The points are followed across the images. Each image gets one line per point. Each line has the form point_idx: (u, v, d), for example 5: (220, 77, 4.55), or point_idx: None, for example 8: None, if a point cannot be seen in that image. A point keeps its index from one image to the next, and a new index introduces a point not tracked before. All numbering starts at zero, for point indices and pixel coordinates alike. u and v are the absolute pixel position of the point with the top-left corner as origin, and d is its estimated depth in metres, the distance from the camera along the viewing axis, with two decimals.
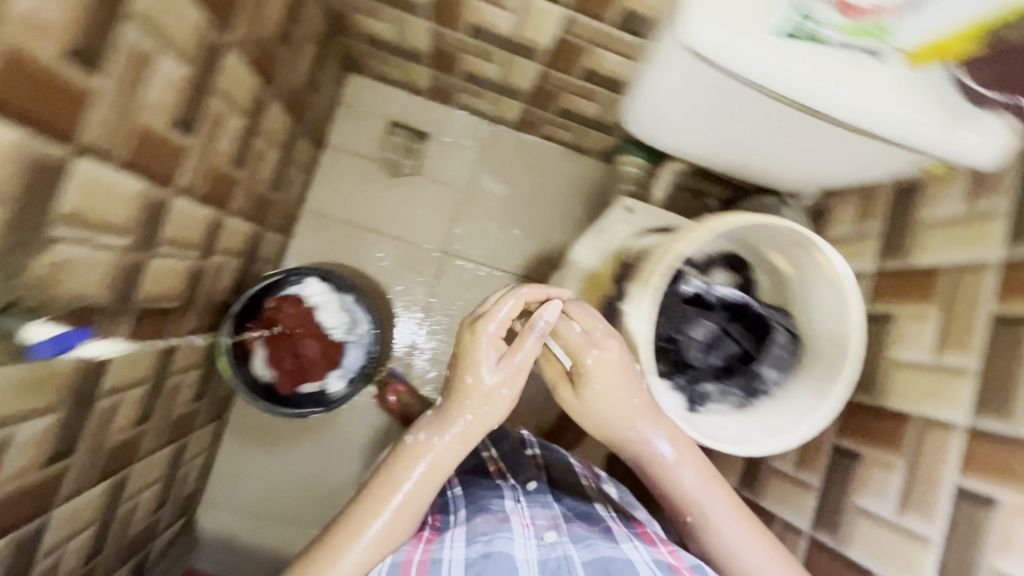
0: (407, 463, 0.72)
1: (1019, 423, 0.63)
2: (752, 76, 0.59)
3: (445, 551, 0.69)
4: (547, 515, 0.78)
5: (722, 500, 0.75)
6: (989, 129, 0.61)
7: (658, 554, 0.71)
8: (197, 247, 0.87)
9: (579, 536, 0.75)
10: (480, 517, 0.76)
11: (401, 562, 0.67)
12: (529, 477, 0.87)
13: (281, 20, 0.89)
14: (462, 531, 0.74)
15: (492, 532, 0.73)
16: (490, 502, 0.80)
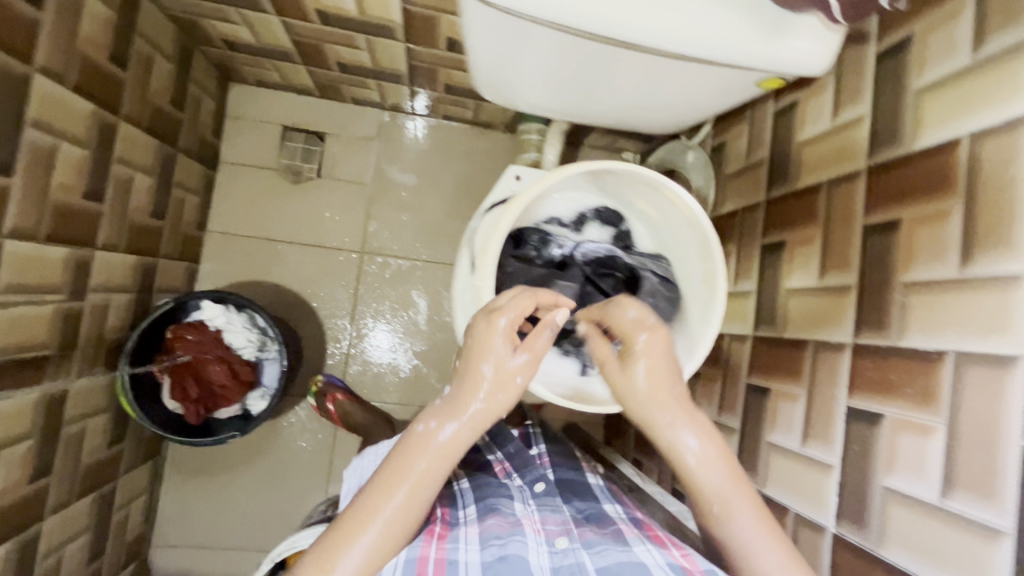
0: (410, 457, 0.61)
1: (892, 334, 0.61)
2: (551, 17, 0.55)
3: (461, 552, 0.60)
4: (558, 519, 0.68)
5: (755, 506, 0.59)
6: (811, 34, 0.57)
7: (672, 557, 0.60)
8: (59, 289, 0.83)
9: (595, 539, 0.64)
10: (491, 519, 0.66)
11: (416, 559, 0.58)
12: (536, 475, 0.76)
13: (108, 38, 0.85)
14: (478, 531, 0.64)
15: (506, 535, 0.63)
16: (500, 501, 0.70)
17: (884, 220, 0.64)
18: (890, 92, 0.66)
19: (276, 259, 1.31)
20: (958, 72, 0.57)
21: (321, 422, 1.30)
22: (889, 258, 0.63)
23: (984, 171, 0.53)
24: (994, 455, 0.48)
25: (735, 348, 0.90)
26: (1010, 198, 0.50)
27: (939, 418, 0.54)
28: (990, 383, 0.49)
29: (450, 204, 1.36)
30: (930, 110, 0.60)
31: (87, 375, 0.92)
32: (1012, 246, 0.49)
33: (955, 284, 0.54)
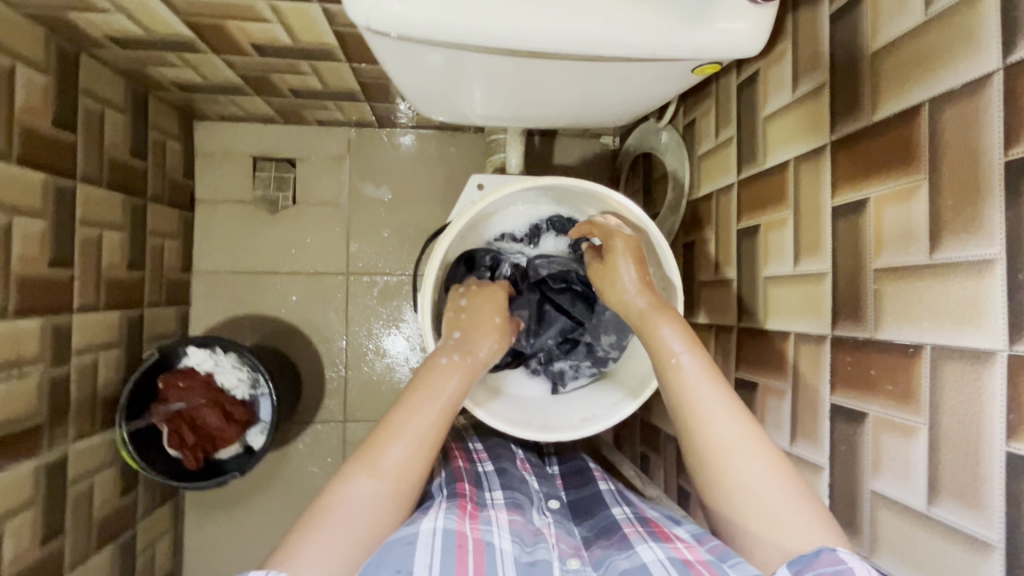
0: (420, 399, 0.62)
1: (870, 326, 0.55)
2: (452, 39, 0.51)
3: (495, 536, 0.58)
4: (571, 541, 0.66)
5: (747, 420, 0.59)
6: (736, 12, 0.52)
7: (674, 551, 0.56)
8: (37, 360, 0.84)
9: (604, 554, 0.61)
10: (518, 517, 0.65)
11: (455, 531, 0.56)
12: (551, 494, 0.77)
13: (49, 104, 0.85)
14: (508, 522, 0.62)
15: (532, 542, 0.61)
16: (525, 501, 0.70)
17: (853, 199, 0.58)
18: (846, 57, 0.59)
19: (264, 290, 1.30)
20: (915, 31, 0.51)
21: (328, 446, 1.31)
22: (860, 241, 0.57)
23: (947, 142, 0.47)
24: (979, 461, 0.44)
25: (721, 340, 0.85)
26: (977, 172, 0.45)
27: (921, 419, 0.49)
28: (970, 381, 0.45)
29: (428, 214, 1.33)
30: (889, 76, 0.54)
31: (85, 435, 0.95)
32: (980, 227, 0.44)
33: (926, 270, 0.49)
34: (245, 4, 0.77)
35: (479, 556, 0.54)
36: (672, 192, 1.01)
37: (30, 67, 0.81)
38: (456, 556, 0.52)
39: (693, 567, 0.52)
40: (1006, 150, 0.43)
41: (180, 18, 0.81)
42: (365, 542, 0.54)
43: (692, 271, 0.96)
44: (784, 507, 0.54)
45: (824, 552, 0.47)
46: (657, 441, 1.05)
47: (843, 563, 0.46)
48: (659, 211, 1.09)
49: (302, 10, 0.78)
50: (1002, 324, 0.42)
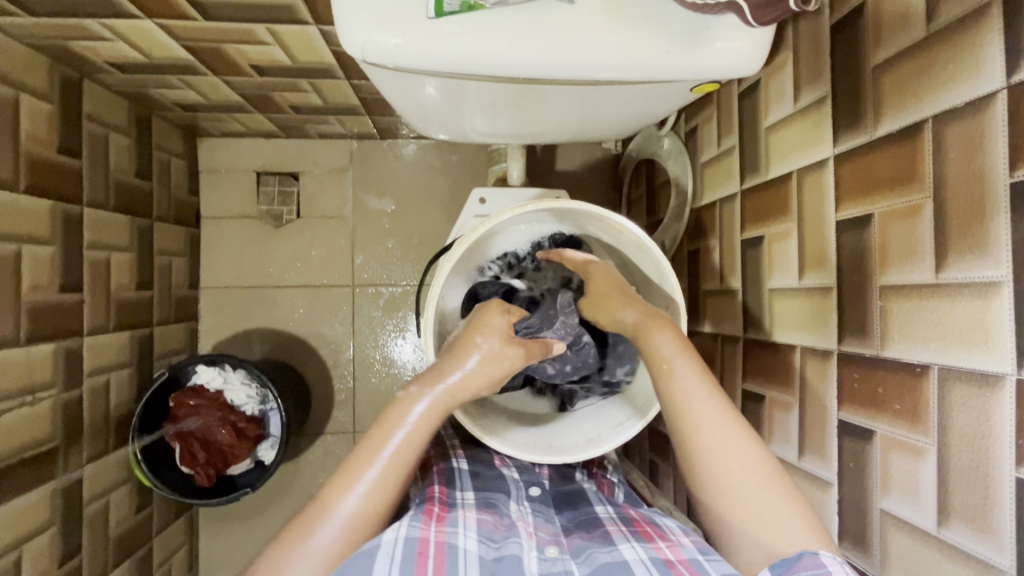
0: (383, 434, 0.61)
1: (878, 344, 0.55)
2: (446, 68, 0.51)
3: (460, 537, 0.59)
4: (550, 529, 0.66)
5: (736, 422, 0.59)
6: (733, 32, 0.51)
7: (655, 552, 0.58)
8: (51, 384, 0.86)
9: (584, 546, 0.63)
10: (488, 514, 0.65)
11: (416, 539, 0.56)
12: (532, 478, 0.76)
13: (55, 131, 0.86)
14: (475, 521, 0.63)
15: (502, 537, 0.61)
16: (498, 498, 0.69)
17: (856, 213, 0.58)
18: (848, 69, 0.59)
19: (271, 303, 1.31)
20: (917, 46, 0.50)
21: (338, 456, 1.32)
22: (865, 257, 0.56)
23: (951, 160, 0.47)
24: (988, 485, 0.44)
25: (727, 350, 0.84)
26: (981, 193, 0.44)
27: (929, 439, 0.49)
28: (977, 404, 0.44)
29: (431, 224, 1.33)
30: (892, 90, 0.53)
31: (100, 455, 0.96)
32: (986, 249, 0.44)
33: (932, 289, 0.48)
34: (244, 28, 0.77)
35: (441, 559, 0.55)
36: (676, 199, 1.00)
37: (34, 97, 0.82)
38: (416, 564, 0.53)
39: (674, 568, 0.54)
40: (1011, 171, 0.42)
41: (181, 44, 0.82)
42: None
43: (697, 279, 0.95)
44: (767, 509, 0.54)
45: (805, 557, 0.48)
46: (666, 449, 1.04)
47: (823, 567, 0.47)
48: (663, 217, 1.08)
49: (300, 32, 0.78)
50: (1010, 347, 0.42)
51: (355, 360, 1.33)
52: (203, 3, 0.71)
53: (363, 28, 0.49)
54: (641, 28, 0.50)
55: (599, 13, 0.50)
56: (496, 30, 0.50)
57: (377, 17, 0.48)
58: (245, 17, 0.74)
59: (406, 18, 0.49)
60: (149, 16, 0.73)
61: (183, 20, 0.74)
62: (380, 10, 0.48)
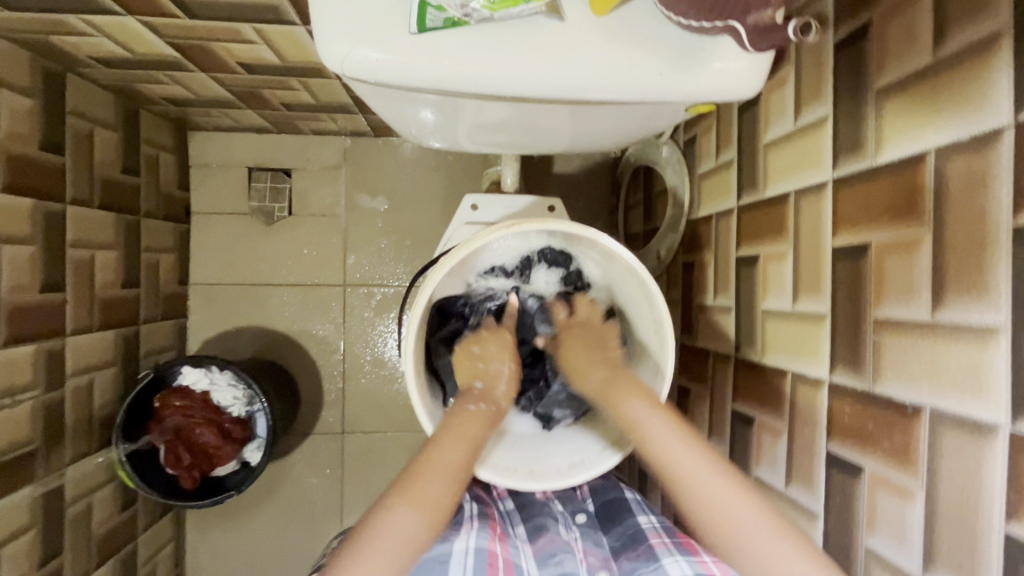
0: (449, 440, 0.63)
1: (869, 378, 0.53)
2: (431, 83, 0.49)
3: (521, 560, 0.63)
4: (599, 552, 0.67)
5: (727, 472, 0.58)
6: (730, 55, 0.50)
7: (701, 567, 0.57)
8: (32, 385, 0.84)
9: (633, 566, 0.62)
10: (543, 537, 0.67)
11: (486, 550, 0.61)
12: (576, 507, 0.75)
13: (37, 127, 0.84)
14: (536, 550, 0.66)
15: (560, 554, 0.64)
16: (548, 522, 0.70)
17: (854, 242, 0.56)
18: (850, 92, 0.56)
19: (261, 301, 1.29)
20: (920, 74, 0.48)
21: (327, 457, 1.31)
22: (860, 288, 0.55)
23: (953, 196, 0.45)
24: (977, 535, 0.42)
25: (719, 367, 0.83)
26: (984, 234, 0.42)
27: (918, 481, 0.47)
28: (969, 453, 0.43)
29: (425, 224, 1.31)
30: (893, 117, 0.51)
31: (83, 456, 0.95)
32: (986, 293, 0.42)
33: (928, 329, 0.47)
34: (230, 27, 0.74)
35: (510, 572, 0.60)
36: (672, 209, 0.98)
37: (14, 92, 0.80)
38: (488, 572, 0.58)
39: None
40: (1015, 214, 0.40)
41: (165, 41, 0.79)
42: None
43: (691, 293, 0.93)
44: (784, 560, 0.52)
45: None
46: None
47: None
48: (659, 226, 1.06)
49: (288, 32, 0.75)
50: (1005, 397, 0.40)
51: (345, 361, 1.31)
52: (186, 2, 0.68)
53: (343, 42, 0.47)
54: (632, 49, 0.49)
55: (588, 33, 0.48)
56: (481, 47, 0.48)
57: (359, 33, 0.47)
58: (230, 16, 0.71)
59: (390, 34, 0.47)
60: (131, 12, 0.71)
61: (167, 18, 0.72)
62: (363, 25, 0.47)
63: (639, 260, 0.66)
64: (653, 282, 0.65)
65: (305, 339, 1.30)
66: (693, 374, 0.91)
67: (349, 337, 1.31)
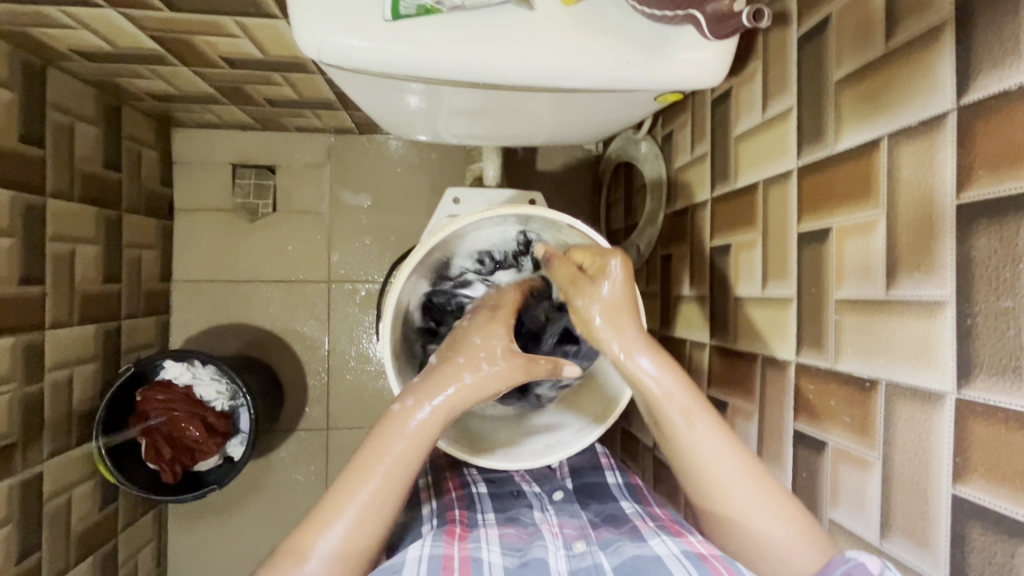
0: (373, 454, 0.58)
1: (831, 355, 0.55)
2: (406, 70, 0.51)
3: (484, 551, 0.58)
4: (576, 523, 0.66)
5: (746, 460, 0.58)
6: (693, 45, 0.53)
7: (688, 545, 0.56)
8: (11, 376, 0.84)
9: (612, 539, 0.61)
10: (511, 528, 0.65)
11: (440, 557, 0.56)
12: (554, 486, 0.75)
13: (15, 119, 0.84)
14: (498, 536, 0.62)
15: (526, 545, 0.61)
16: (520, 512, 0.69)
17: (816, 227, 0.58)
18: (812, 82, 0.59)
19: (244, 298, 1.29)
20: (874, 65, 0.51)
21: (311, 454, 1.31)
22: (822, 272, 0.57)
23: (904, 178, 0.47)
24: (926, 500, 0.44)
25: (695, 357, 0.84)
26: (929, 215, 0.45)
27: (876, 452, 0.50)
28: (920, 421, 0.45)
29: (410, 222, 1.32)
30: (851, 105, 0.53)
31: (62, 451, 0.95)
32: (933, 270, 0.44)
33: (883, 305, 0.49)
34: (210, 19, 0.75)
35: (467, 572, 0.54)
36: (650, 204, 1.00)
37: None
38: None
39: (707, 561, 0.52)
40: (958, 193, 0.42)
41: (147, 35, 0.80)
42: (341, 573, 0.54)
43: (669, 284, 0.95)
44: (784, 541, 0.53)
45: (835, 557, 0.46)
46: (636, 451, 1.03)
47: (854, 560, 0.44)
48: (639, 221, 1.08)
49: (270, 25, 0.76)
50: (951, 366, 0.43)
51: (328, 357, 1.31)
52: None
53: (319, 30, 0.49)
54: (598, 38, 0.51)
55: (560, 22, 0.51)
56: (453, 37, 0.50)
57: (336, 20, 0.49)
58: (211, 9, 0.72)
59: (366, 22, 0.49)
60: (113, 5, 0.72)
61: (147, 10, 0.73)
62: (340, 14, 0.49)
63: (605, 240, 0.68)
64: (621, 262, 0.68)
65: (289, 335, 1.30)
66: None
67: (333, 333, 1.31)
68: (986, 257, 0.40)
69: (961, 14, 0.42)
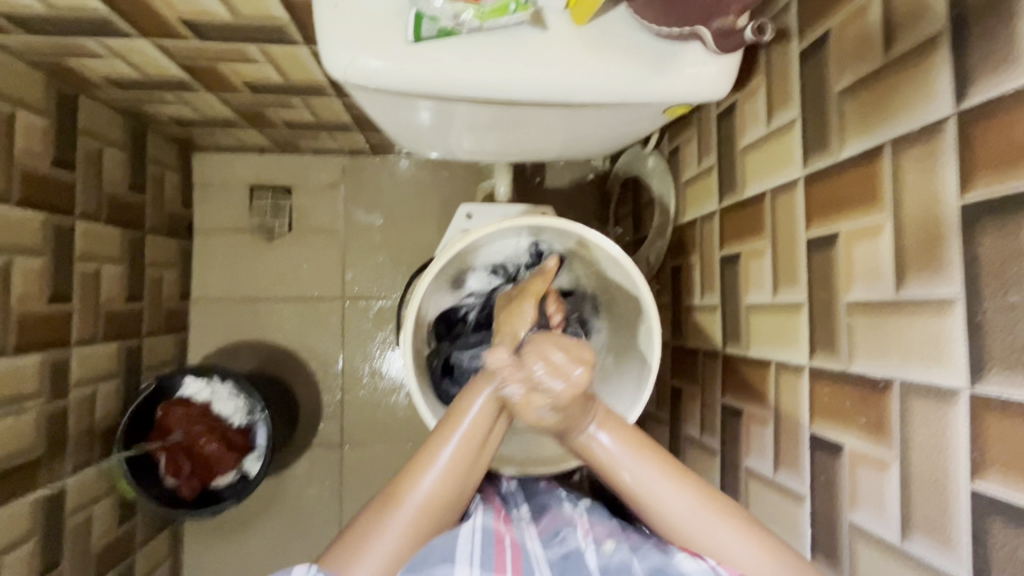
0: (453, 422, 0.60)
1: (843, 357, 0.56)
2: (428, 90, 0.54)
3: (526, 540, 0.62)
4: (607, 523, 0.64)
5: (729, 517, 0.55)
6: (699, 61, 0.55)
7: (709, 551, 0.55)
8: (38, 392, 0.87)
9: (642, 538, 0.60)
10: (547, 519, 0.67)
11: (492, 530, 0.59)
12: (582, 492, 0.74)
13: (48, 145, 0.88)
14: (538, 530, 0.65)
15: (563, 531, 0.64)
16: (552, 501, 0.71)
17: (824, 232, 0.59)
18: (815, 94, 0.61)
19: (260, 315, 1.31)
20: (875, 75, 0.53)
21: (325, 470, 1.31)
22: (832, 275, 0.58)
23: (908, 181, 0.49)
24: (946, 497, 0.45)
25: (708, 365, 0.84)
26: (935, 219, 0.46)
27: (892, 452, 0.50)
28: (935, 418, 0.46)
29: (422, 240, 1.34)
30: (853, 115, 0.55)
31: (84, 467, 0.96)
32: (941, 269, 0.45)
33: (894, 306, 0.50)
34: (235, 48, 0.79)
35: (516, 554, 0.58)
36: (659, 217, 1.01)
37: (29, 112, 0.84)
38: (493, 555, 0.56)
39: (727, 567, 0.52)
40: (961, 195, 0.44)
41: (175, 63, 0.84)
42: (430, 522, 0.57)
43: (680, 295, 0.96)
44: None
45: None
46: None
47: None
48: (647, 234, 1.09)
49: (292, 51, 0.80)
50: (963, 363, 0.43)
51: (341, 373, 1.32)
52: (196, 23, 0.73)
53: (345, 53, 0.52)
54: (606, 56, 0.54)
55: (571, 41, 0.54)
56: (469, 58, 0.53)
57: (360, 43, 0.52)
58: (237, 38, 0.76)
59: (389, 44, 0.52)
60: (146, 36, 0.76)
61: (178, 40, 0.77)
62: (366, 39, 0.52)
63: (617, 247, 0.70)
64: (634, 267, 0.70)
65: (303, 352, 1.32)
66: (684, 375, 0.92)
67: (345, 349, 1.32)
68: (992, 255, 0.41)
69: (957, 24, 0.44)
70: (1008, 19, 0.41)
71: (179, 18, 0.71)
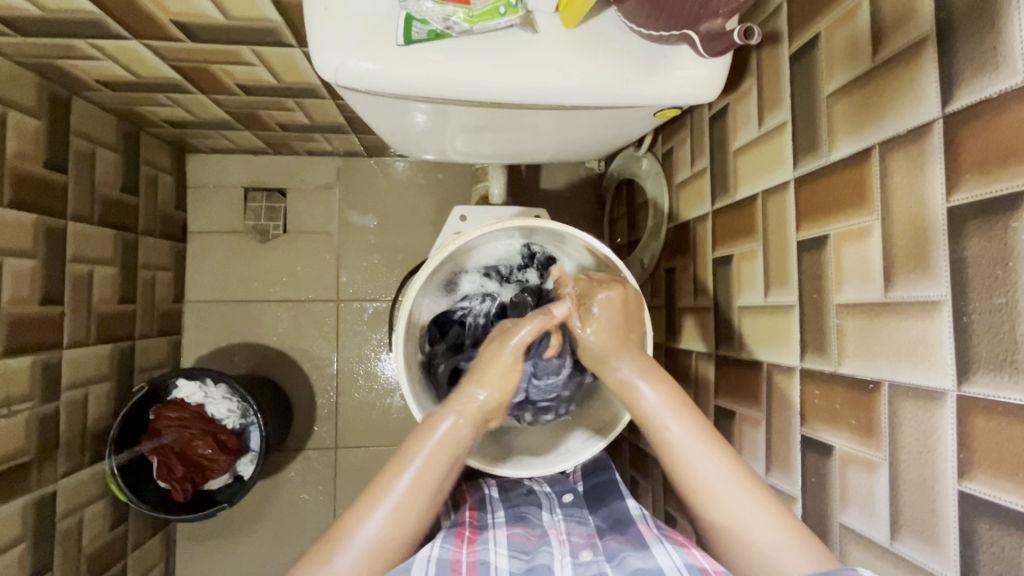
0: (398, 469, 0.59)
1: (834, 359, 0.56)
2: (418, 92, 0.54)
3: (491, 555, 0.60)
4: (583, 531, 0.67)
5: (757, 493, 0.56)
6: (688, 64, 0.56)
7: (691, 558, 0.56)
8: (30, 394, 0.86)
9: (618, 547, 0.63)
10: (520, 528, 0.66)
11: (449, 559, 0.57)
12: (565, 487, 0.76)
13: (40, 146, 0.88)
14: (507, 536, 0.64)
15: (533, 549, 0.63)
16: (529, 511, 0.70)
17: (815, 234, 0.59)
18: (805, 96, 0.61)
19: (254, 318, 1.31)
20: (864, 78, 0.53)
21: (319, 473, 1.30)
22: (823, 277, 0.58)
23: (897, 184, 0.49)
24: (933, 498, 0.45)
25: (701, 367, 0.84)
26: (922, 221, 0.46)
27: (881, 453, 0.50)
28: (923, 419, 0.46)
29: (416, 241, 1.34)
30: (843, 118, 0.56)
31: (75, 470, 0.95)
32: (928, 269, 0.46)
33: (882, 308, 0.50)
34: (228, 49, 0.79)
35: None
36: (653, 219, 1.01)
37: (22, 113, 0.84)
38: None
39: None
40: (948, 197, 0.44)
41: (168, 64, 0.84)
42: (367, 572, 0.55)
43: (673, 297, 0.96)
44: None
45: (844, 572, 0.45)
46: (645, 466, 1.02)
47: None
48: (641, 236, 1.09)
49: (285, 53, 0.80)
50: (950, 364, 0.44)
51: (335, 375, 1.32)
52: (188, 25, 0.73)
53: (336, 54, 0.52)
54: (597, 59, 0.54)
55: (561, 44, 0.54)
56: (459, 61, 0.53)
57: (351, 45, 0.52)
58: (230, 39, 0.76)
59: (379, 46, 0.52)
60: (138, 38, 0.76)
61: (170, 41, 0.77)
62: (356, 41, 0.52)
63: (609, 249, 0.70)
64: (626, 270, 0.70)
65: (297, 354, 1.31)
66: (677, 377, 0.93)
67: (340, 351, 1.32)
68: (978, 257, 0.42)
69: (943, 28, 0.45)
70: (993, 23, 0.41)
71: (171, 20, 0.71)
